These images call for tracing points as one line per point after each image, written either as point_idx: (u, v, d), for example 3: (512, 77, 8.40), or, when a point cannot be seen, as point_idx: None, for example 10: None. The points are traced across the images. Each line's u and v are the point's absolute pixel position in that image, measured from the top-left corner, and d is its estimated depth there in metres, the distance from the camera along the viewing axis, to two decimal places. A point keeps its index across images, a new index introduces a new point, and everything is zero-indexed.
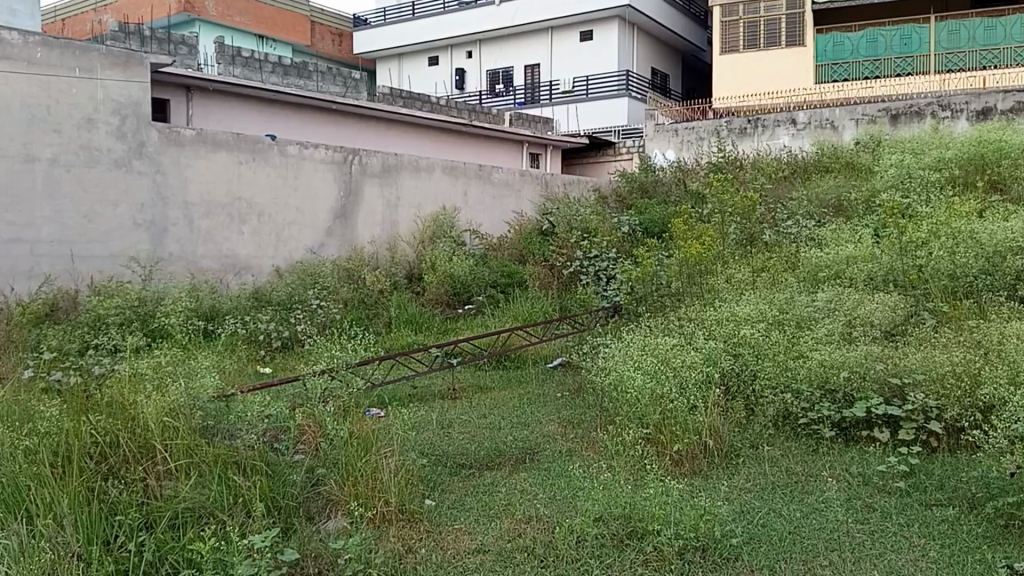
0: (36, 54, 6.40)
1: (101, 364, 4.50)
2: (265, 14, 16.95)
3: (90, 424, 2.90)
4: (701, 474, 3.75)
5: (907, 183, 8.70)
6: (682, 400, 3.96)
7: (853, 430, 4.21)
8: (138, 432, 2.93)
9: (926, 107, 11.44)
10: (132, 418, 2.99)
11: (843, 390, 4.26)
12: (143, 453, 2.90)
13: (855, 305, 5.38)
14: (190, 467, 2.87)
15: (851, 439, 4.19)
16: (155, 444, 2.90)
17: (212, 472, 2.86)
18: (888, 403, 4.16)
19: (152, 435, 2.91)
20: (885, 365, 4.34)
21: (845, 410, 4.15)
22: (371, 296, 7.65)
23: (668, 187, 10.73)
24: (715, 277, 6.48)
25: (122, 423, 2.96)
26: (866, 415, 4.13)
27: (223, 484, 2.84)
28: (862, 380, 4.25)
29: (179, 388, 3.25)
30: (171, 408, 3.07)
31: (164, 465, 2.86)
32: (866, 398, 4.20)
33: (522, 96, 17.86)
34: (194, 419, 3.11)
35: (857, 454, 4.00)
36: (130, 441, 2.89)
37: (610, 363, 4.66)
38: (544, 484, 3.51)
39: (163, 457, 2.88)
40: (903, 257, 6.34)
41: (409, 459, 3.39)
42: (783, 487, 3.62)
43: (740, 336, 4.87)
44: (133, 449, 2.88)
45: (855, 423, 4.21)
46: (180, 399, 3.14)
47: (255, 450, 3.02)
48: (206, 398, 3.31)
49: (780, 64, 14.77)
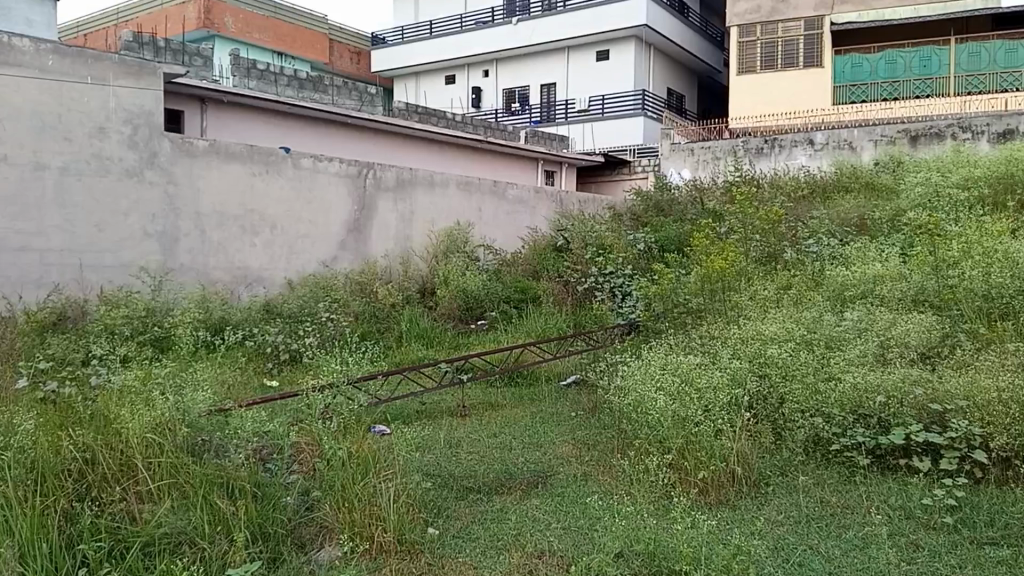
0: (48, 62, 6.41)
1: (97, 372, 4.35)
2: (284, 31, 17.26)
3: (69, 440, 2.74)
4: (728, 505, 3.47)
5: (934, 202, 8.37)
6: (707, 424, 3.67)
7: (889, 457, 3.89)
8: (119, 450, 2.75)
9: (946, 128, 11.13)
10: (117, 431, 2.81)
11: (878, 415, 3.95)
12: (123, 472, 2.72)
13: (888, 325, 5.06)
14: (172, 488, 2.70)
15: (888, 468, 3.87)
16: (135, 463, 2.72)
17: (196, 494, 2.67)
18: (927, 430, 3.84)
19: (134, 453, 2.74)
20: (925, 390, 4.00)
21: (882, 437, 3.85)
22: (383, 311, 7.51)
23: (684, 206, 10.50)
24: (739, 294, 6.14)
25: (104, 438, 2.79)
26: (904, 442, 3.81)
27: (205, 508, 2.65)
28: (900, 405, 3.93)
29: (168, 400, 3.05)
30: (157, 423, 2.89)
31: (145, 486, 2.69)
32: (904, 424, 3.88)
33: (538, 114, 17.95)
34: (182, 435, 2.92)
35: (896, 485, 3.66)
36: (110, 459, 2.72)
37: (628, 383, 4.40)
38: (558, 512, 3.25)
39: (145, 477, 2.70)
40: (933, 275, 6.00)
41: (413, 482, 3.15)
42: (817, 521, 3.32)
43: (767, 356, 4.56)
44: (113, 466, 2.71)
45: (892, 451, 3.90)
46: (167, 412, 2.95)
47: (245, 470, 2.83)
48: (199, 412, 3.13)
49: (798, 83, 14.54)
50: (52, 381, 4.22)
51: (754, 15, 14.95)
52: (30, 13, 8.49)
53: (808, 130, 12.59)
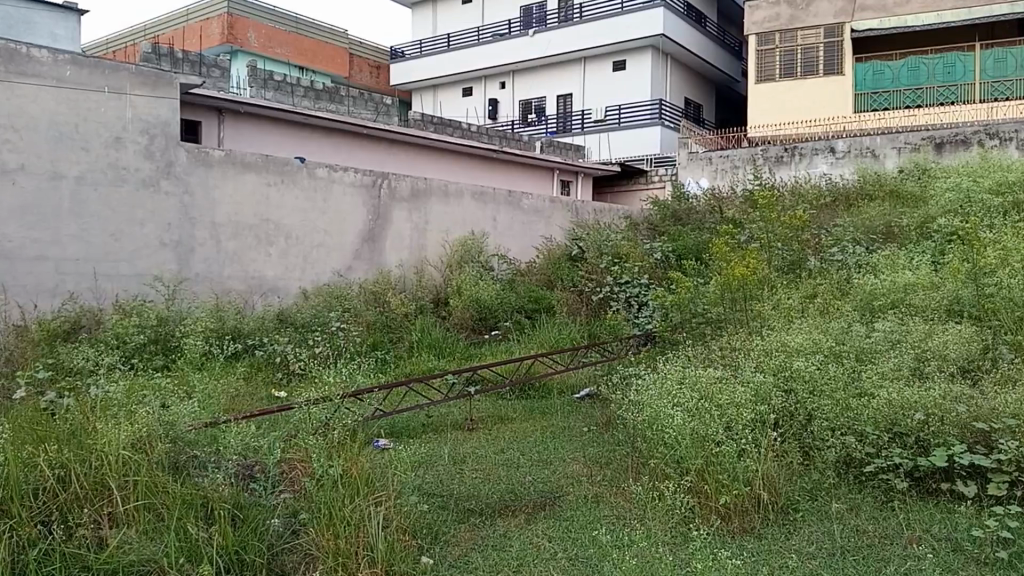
0: (65, 72, 6.45)
1: (95, 378, 4.24)
2: (306, 46, 17.52)
3: (50, 456, 2.62)
4: (754, 533, 3.20)
5: (966, 208, 7.99)
6: (730, 444, 3.43)
7: (928, 481, 3.61)
8: (95, 467, 2.62)
9: (972, 135, 10.67)
10: (101, 446, 2.68)
11: (916, 435, 3.64)
12: (98, 490, 2.59)
13: (924, 337, 4.71)
14: (150, 511, 2.56)
15: (928, 492, 3.58)
16: (110, 484, 2.58)
17: (172, 518, 2.53)
18: (972, 451, 3.52)
19: (109, 472, 2.60)
20: (969, 407, 3.67)
21: (921, 458, 3.54)
22: (395, 320, 7.39)
23: (703, 215, 10.21)
24: (763, 303, 5.84)
25: (84, 454, 2.67)
26: (947, 464, 3.51)
27: (181, 533, 2.49)
28: (941, 423, 3.61)
29: (154, 414, 2.93)
30: (139, 439, 2.78)
31: (120, 509, 2.55)
32: (946, 445, 3.56)
33: (555, 125, 17.86)
34: (167, 453, 2.81)
35: (939, 512, 3.37)
36: (86, 478, 2.59)
37: (643, 398, 4.14)
38: (566, 538, 3.06)
39: (120, 497, 2.56)
40: (970, 281, 5.62)
41: (408, 504, 2.95)
42: (853, 553, 3.04)
43: (793, 369, 4.25)
44: (88, 486, 2.58)
45: (931, 473, 3.60)
46: (154, 427, 2.84)
47: (227, 491, 2.69)
48: (186, 427, 3.01)
49: (820, 90, 14.15)
50: (50, 390, 4.16)
51: (773, 23, 14.64)
52: (53, 26, 8.72)
53: (829, 138, 12.19)
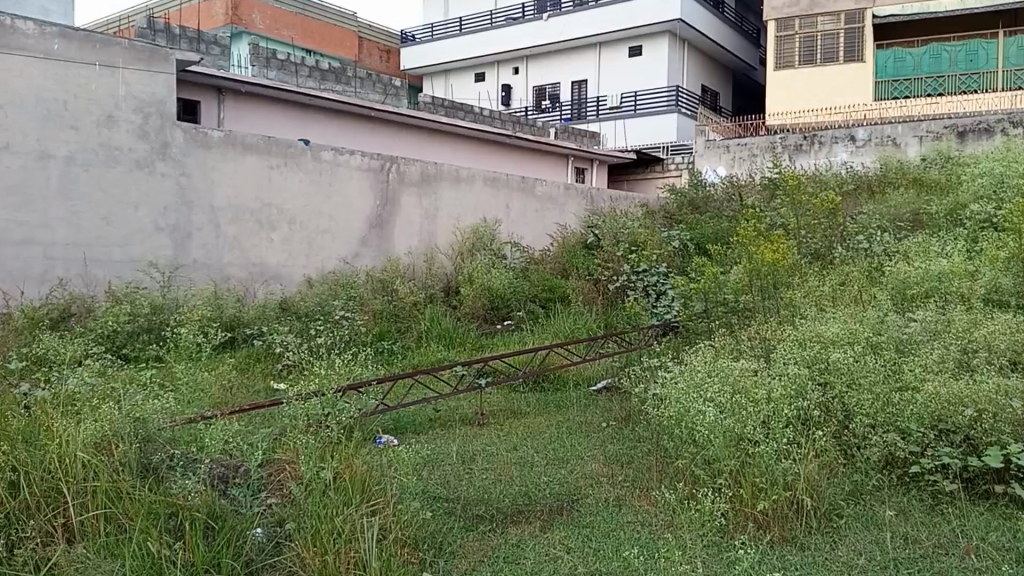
0: (53, 46, 6.21)
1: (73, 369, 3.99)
2: (312, 28, 17.13)
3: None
4: (794, 543, 2.85)
5: (1000, 192, 7.49)
6: (769, 445, 3.06)
7: (979, 482, 3.23)
8: (51, 468, 2.41)
9: (996, 123, 10.08)
10: (57, 446, 2.45)
11: (965, 432, 3.27)
12: (52, 498, 2.38)
13: (970, 327, 4.29)
14: (106, 520, 2.34)
15: (979, 494, 3.21)
16: (64, 489, 2.37)
17: (134, 527, 2.29)
18: None
19: (66, 474, 2.39)
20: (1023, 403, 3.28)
21: (972, 457, 3.17)
22: (403, 310, 7.04)
23: (721, 203, 9.73)
24: (792, 290, 5.42)
25: (39, 457, 2.45)
26: (1001, 465, 3.14)
27: (141, 544, 2.25)
28: (993, 419, 3.23)
29: (122, 411, 2.70)
30: (102, 437, 2.56)
31: (75, 518, 2.34)
32: (1000, 444, 3.19)
33: (568, 111, 17.37)
34: (134, 451, 2.56)
35: (995, 518, 3.00)
36: (39, 481, 2.38)
37: (669, 392, 3.77)
38: (581, 550, 2.74)
39: (77, 506, 2.35)
40: (1010, 268, 5.15)
41: (407, 511, 2.67)
42: (907, 564, 2.68)
43: (830, 361, 3.82)
44: (40, 492, 2.37)
45: (982, 474, 3.24)
46: (118, 424, 2.60)
47: (198, 498, 2.41)
48: (157, 425, 2.75)
49: (844, 72, 13.45)
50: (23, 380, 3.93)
51: (792, 8, 13.88)
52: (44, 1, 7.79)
53: (850, 125, 11.59)
